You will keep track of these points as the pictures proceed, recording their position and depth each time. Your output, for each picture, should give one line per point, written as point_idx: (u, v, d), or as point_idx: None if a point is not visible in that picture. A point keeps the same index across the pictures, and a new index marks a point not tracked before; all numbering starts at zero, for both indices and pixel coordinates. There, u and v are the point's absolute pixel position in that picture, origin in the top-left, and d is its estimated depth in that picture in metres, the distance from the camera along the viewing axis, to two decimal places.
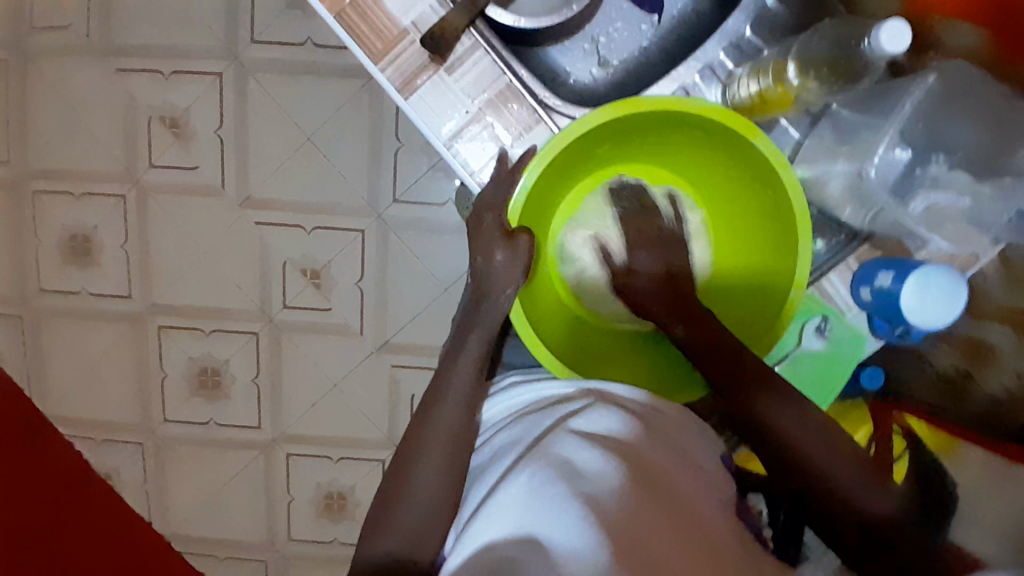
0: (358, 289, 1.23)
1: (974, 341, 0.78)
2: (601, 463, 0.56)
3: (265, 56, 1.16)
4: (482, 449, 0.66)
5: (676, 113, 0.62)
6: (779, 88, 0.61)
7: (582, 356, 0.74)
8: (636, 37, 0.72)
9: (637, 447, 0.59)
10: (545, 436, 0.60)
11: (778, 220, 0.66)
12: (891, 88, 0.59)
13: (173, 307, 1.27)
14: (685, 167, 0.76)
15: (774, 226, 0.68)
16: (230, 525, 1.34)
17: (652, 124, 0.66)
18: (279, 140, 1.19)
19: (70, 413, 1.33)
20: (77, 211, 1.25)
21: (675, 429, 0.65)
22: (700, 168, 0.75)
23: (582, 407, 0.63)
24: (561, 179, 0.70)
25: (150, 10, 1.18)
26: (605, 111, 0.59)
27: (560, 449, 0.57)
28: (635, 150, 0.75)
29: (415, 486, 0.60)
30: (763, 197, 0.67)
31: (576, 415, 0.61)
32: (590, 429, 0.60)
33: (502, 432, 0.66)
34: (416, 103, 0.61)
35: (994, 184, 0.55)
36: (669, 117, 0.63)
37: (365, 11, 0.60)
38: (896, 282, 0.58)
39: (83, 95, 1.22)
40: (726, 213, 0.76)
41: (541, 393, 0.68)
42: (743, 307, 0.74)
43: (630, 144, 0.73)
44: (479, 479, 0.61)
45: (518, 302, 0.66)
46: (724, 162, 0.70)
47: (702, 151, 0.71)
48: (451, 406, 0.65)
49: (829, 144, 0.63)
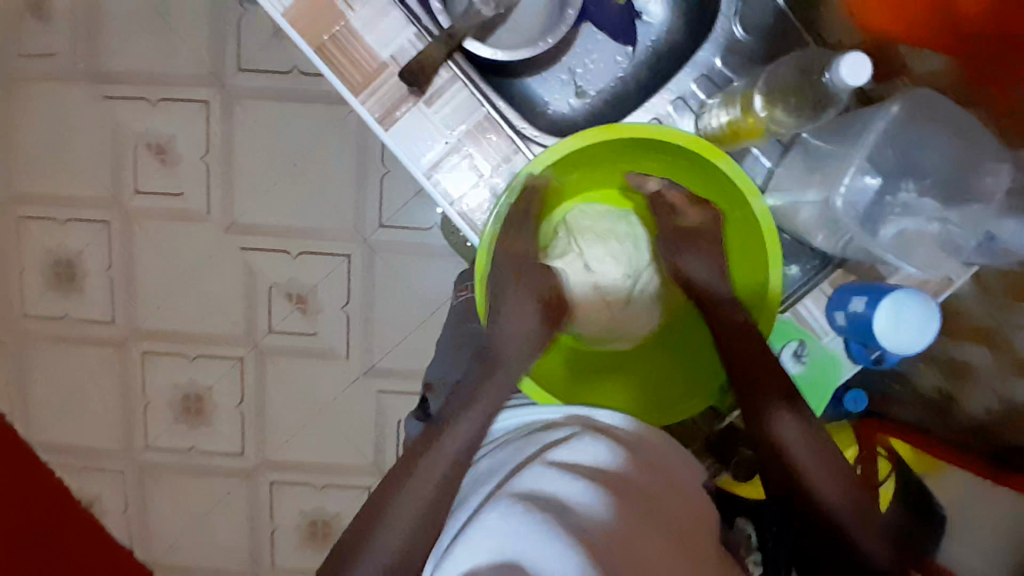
0: (344, 313, 1.23)
1: (953, 362, 0.78)
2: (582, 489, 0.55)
3: (252, 83, 1.17)
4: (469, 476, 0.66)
5: (649, 141, 0.64)
6: (748, 120, 0.62)
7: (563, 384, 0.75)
8: (612, 68, 0.74)
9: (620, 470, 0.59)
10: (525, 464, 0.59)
11: (747, 242, 0.68)
12: (854, 119, 0.60)
13: (157, 332, 1.26)
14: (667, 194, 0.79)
15: (743, 247, 0.69)
16: (212, 554, 1.32)
17: (619, 151, 0.68)
18: (265, 166, 1.20)
19: (51, 439, 1.31)
20: (62, 236, 1.25)
21: (661, 453, 0.65)
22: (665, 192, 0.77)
23: (560, 439, 0.62)
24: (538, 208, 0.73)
25: (138, 37, 1.19)
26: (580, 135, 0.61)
27: (540, 477, 0.57)
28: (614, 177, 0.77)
29: (405, 509, 0.60)
30: (731, 219, 0.69)
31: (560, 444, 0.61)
32: (572, 457, 0.59)
33: (489, 457, 0.66)
34: (396, 135, 0.62)
35: (962, 210, 0.57)
36: (640, 145, 0.65)
37: (344, 46, 0.61)
38: (868, 307, 0.58)
39: (70, 121, 1.23)
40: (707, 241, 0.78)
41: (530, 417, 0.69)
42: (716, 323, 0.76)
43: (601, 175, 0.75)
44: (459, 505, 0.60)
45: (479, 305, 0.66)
46: (694, 188, 0.72)
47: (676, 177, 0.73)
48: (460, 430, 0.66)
49: (801, 174, 0.63)
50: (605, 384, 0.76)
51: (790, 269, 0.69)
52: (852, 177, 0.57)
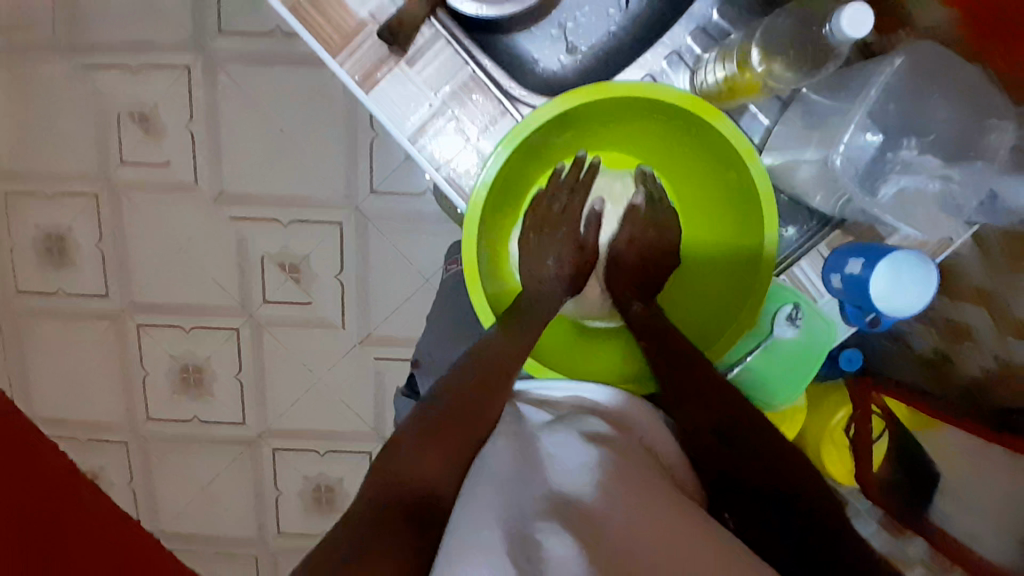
0: (338, 282, 1.22)
1: (954, 324, 0.77)
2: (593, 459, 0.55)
3: (234, 46, 1.14)
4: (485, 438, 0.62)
5: (640, 99, 0.61)
6: (745, 75, 0.59)
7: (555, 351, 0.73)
8: (604, 23, 0.70)
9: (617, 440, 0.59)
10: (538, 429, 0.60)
11: (742, 204, 0.66)
12: (854, 74, 0.58)
13: (152, 305, 1.26)
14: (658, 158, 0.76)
15: (738, 209, 0.67)
16: (219, 521, 1.34)
17: (613, 110, 0.65)
18: (252, 134, 1.17)
19: (53, 414, 1.32)
20: (49, 210, 1.23)
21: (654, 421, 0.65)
22: (660, 155, 0.75)
23: (561, 415, 0.62)
24: (524, 173, 0.70)
25: (115, 1, 1.15)
26: (574, 94, 0.59)
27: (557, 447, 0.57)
28: (604, 139, 0.73)
29: (437, 437, 0.59)
30: (726, 182, 0.67)
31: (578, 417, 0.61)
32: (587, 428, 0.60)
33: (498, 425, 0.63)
34: (378, 98, 0.60)
35: (964, 168, 0.55)
36: (630, 103, 0.63)
37: (320, 4, 0.59)
38: (866, 269, 0.57)
39: (51, 91, 1.20)
40: (697, 206, 0.76)
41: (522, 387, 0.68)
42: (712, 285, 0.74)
43: (593, 139, 0.73)
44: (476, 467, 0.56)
45: (469, 262, 0.63)
46: (686, 149, 0.69)
47: (667, 138, 0.70)
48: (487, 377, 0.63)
49: (798, 130, 0.61)
50: (600, 350, 0.76)
51: (785, 230, 0.67)
52: (851, 136, 0.55)
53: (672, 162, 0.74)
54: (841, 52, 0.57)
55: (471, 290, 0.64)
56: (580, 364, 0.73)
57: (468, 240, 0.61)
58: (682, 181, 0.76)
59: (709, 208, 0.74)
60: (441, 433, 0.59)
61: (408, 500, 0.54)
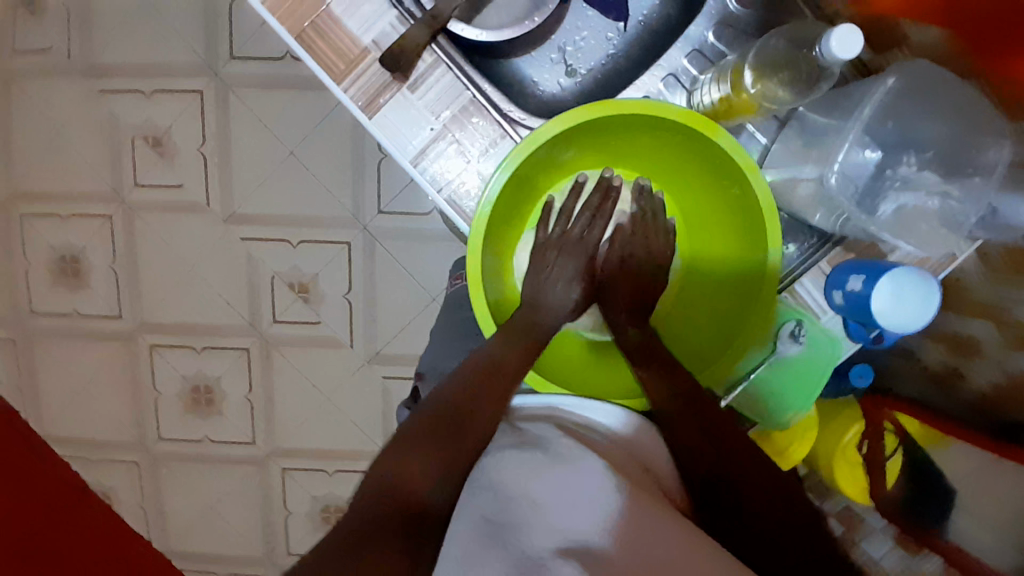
0: (346, 301, 1.23)
1: (959, 339, 0.76)
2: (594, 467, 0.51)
3: (244, 71, 1.16)
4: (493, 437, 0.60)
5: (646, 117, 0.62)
6: (741, 97, 0.59)
7: (563, 369, 0.73)
8: (603, 45, 0.71)
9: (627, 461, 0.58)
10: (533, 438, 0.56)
11: (744, 219, 0.66)
12: (847, 92, 0.59)
13: (163, 325, 1.27)
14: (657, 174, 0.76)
15: (739, 224, 0.67)
16: (228, 540, 1.34)
17: (612, 127, 0.66)
18: (261, 156, 1.19)
19: (66, 433, 1.34)
20: (65, 232, 1.26)
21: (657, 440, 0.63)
22: (661, 169, 0.75)
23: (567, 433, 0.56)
24: (529, 185, 0.70)
25: (130, 29, 1.18)
26: (571, 112, 0.59)
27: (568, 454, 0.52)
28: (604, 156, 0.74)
29: (436, 453, 0.57)
30: (728, 196, 0.67)
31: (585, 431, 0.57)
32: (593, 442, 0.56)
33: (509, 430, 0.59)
34: (381, 122, 0.61)
35: (964, 184, 0.55)
36: (636, 120, 0.63)
37: (324, 31, 0.60)
38: (866, 286, 0.56)
39: (67, 116, 1.23)
40: (695, 221, 0.76)
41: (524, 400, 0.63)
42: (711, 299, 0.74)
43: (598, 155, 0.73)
44: (490, 474, 0.53)
45: (472, 278, 0.62)
46: (688, 163, 0.70)
47: (668, 154, 0.70)
48: (489, 399, 0.61)
49: (796, 148, 0.61)
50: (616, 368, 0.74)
51: (787, 247, 0.66)
52: (847, 153, 0.55)
53: (673, 176, 0.74)
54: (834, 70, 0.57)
55: (473, 301, 0.64)
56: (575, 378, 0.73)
57: (473, 256, 0.61)
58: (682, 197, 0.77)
59: (709, 224, 0.74)
60: (440, 452, 0.57)
61: (386, 516, 0.53)
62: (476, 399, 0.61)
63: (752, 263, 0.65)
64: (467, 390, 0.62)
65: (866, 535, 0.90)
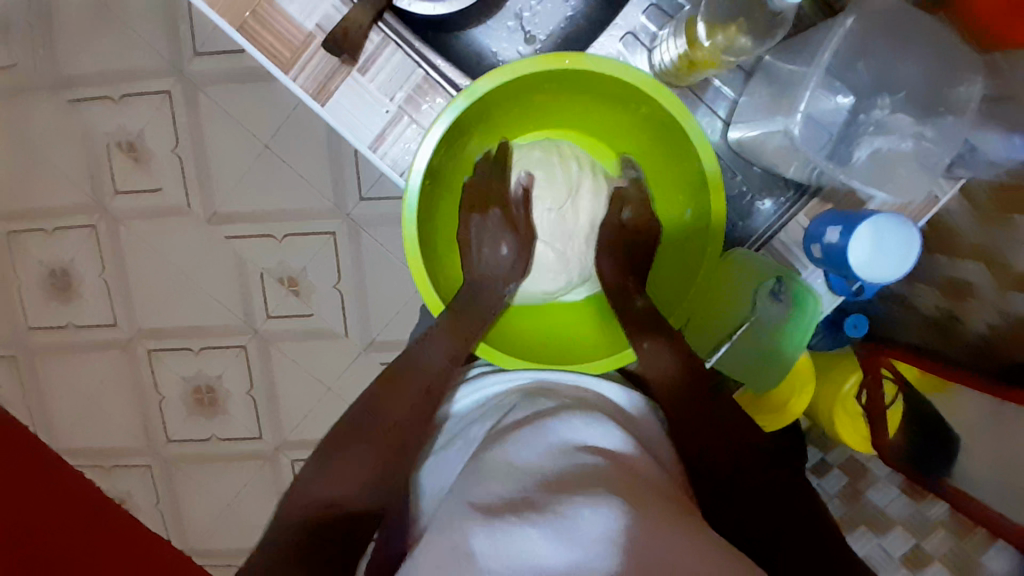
0: (337, 291, 1.22)
1: (953, 283, 0.74)
2: (586, 463, 0.52)
3: (211, 67, 1.14)
4: (476, 426, 0.65)
5: (594, 77, 0.61)
6: (698, 53, 0.56)
7: (524, 341, 0.72)
8: (560, 8, 0.69)
9: (613, 445, 0.56)
10: (522, 429, 0.58)
11: (685, 162, 0.64)
12: (807, 36, 0.56)
13: (159, 330, 1.27)
14: (589, 121, 0.75)
15: (682, 165, 0.65)
16: (245, 536, 1.35)
17: (543, 84, 0.65)
18: (236, 153, 1.17)
19: (76, 444, 1.35)
20: (51, 246, 1.25)
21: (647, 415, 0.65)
22: (606, 120, 0.73)
23: (561, 420, 0.57)
24: (462, 147, 0.69)
25: (90, 35, 1.16)
26: (506, 68, 0.59)
27: (560, 457, 0.53)
28: (530, 119, 0.74)
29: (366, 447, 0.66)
30: (667, 145, 0.66)
31: (577, 421, 0.57)
32: (585, 437, 0.56)
33: (512, 415, 0.62)
34: (334, 109, 0.59)
35: (936, 123, 0.53)
36: (580, 79, 0.63)
37: (266, 20, 0.58)
38: (843, 239, 0.55)
39: (40, 130, 1.22)
40: (647, 171, 0.74)
41: (514, 378, 0.68)
42: (676, 247, 0.71)
43: (536, 109, 0.72)
44: (488, 472, 0.53)
45: (407, 245, 0.63)
46: (634, 123, 0.69)
47: (598, 104, 0.69)
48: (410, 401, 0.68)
49: (764, 98, 0.58)
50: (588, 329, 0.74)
51: (762, 204, 0.65)
52: (813, 98, 0.52)
53: (619, 128, 0.72)
54: (789, 15, 0.55)
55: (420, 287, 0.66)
56: (539, 345, 0.72)
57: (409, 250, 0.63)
58: (626, 148, 0.76)
59: (658, 170, 0.72)
60: (367, 449, 0.66)
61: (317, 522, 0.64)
62: (393, 399, 0.68)
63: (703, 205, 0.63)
64: (390, 385, 0.69)
65: (872, 487, 0.86)
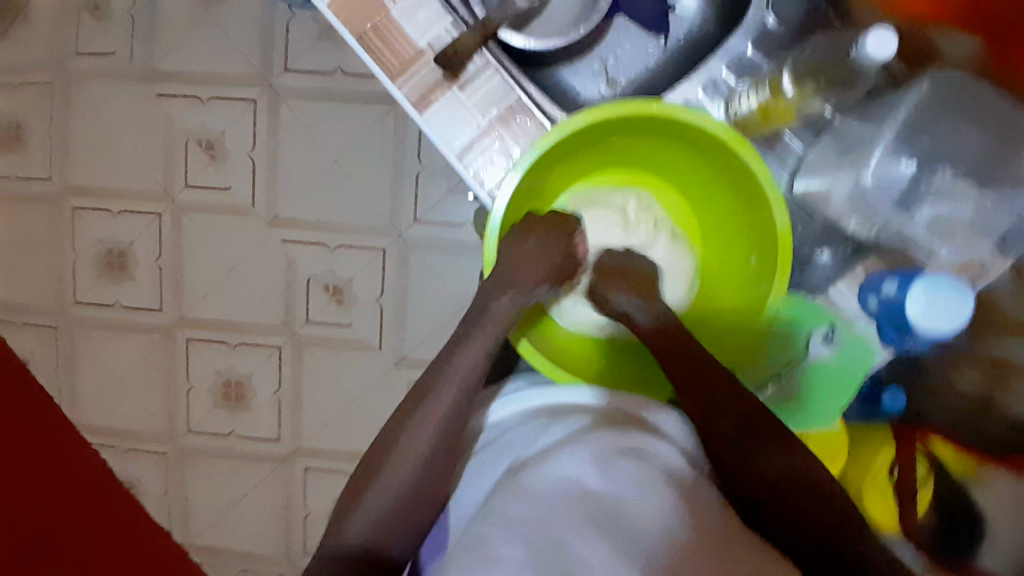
0: (378, 304, 1.26)
1: (999, 360, 0.75)
2: (620, 470, 0.55)
3: (297, 82, 1.22)
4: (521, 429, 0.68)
5: (681, 125, 0.66)
6: (779, 103, 0.64)
7: (579, 362, 0.77)
8: (643, 56, 0.76)
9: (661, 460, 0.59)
10: (561, 441, 0.61)
11: (753, 216, 0.69)
12: (881, 102, 0.62)
13: (200, 320, 1.31)
14: (663, 172, 0.81)
15: (749, 216, 0.70)
16: (247, 538, 1.35)
17: (624, 129, 0.70)
18: (306, 163, 1.24)
19: (98, 420, 1.37)
20: (113, 227, 1.32)
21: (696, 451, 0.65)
22: (679, 173, 0.79)
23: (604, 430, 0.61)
24: (549, 178, 0.75)
25: (190, 39, 1.25)
26: (598, 109, 0.63)
27: (606, 461, 0.56)
28: (603, 161, 0.80)
29: (395, 464, 0.65)
30: (735, 198, 0.72)
31: (623, 433, 0.61)
32: (631, 447, 0.59)
33: (558, 423, 0.65)
34: (432, 119, 0.65)
35: (999, 192, 0.58)
36: (666, 127, 0.68)
37: (384, 33, 0.64)
38: (901, 292, 0.59)
39: (124, 118, 1.30)
40: (708, 220, 0.80)
41: (576, 396, 0.69)
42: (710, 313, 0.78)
43: (620, 153, 0.78)
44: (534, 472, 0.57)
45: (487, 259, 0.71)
46: (707, 174, 0.74)
47: (678, 154, 0.75)
48: (431, 415, 0.67)
49: (830, 154, 0.64)
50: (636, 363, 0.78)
51: (820, 255, 0.69)
52: (881, 160, 0.60)
53: (691, 181, 0.79)
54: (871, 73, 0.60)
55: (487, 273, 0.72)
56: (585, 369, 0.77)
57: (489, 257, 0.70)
58: (688, 194, 0.81)
59: (720, 220, 0.78)
60: (393, 471, 0.65)
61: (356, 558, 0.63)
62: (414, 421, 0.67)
63: (767, 250, 0.67)
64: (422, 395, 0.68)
65: None
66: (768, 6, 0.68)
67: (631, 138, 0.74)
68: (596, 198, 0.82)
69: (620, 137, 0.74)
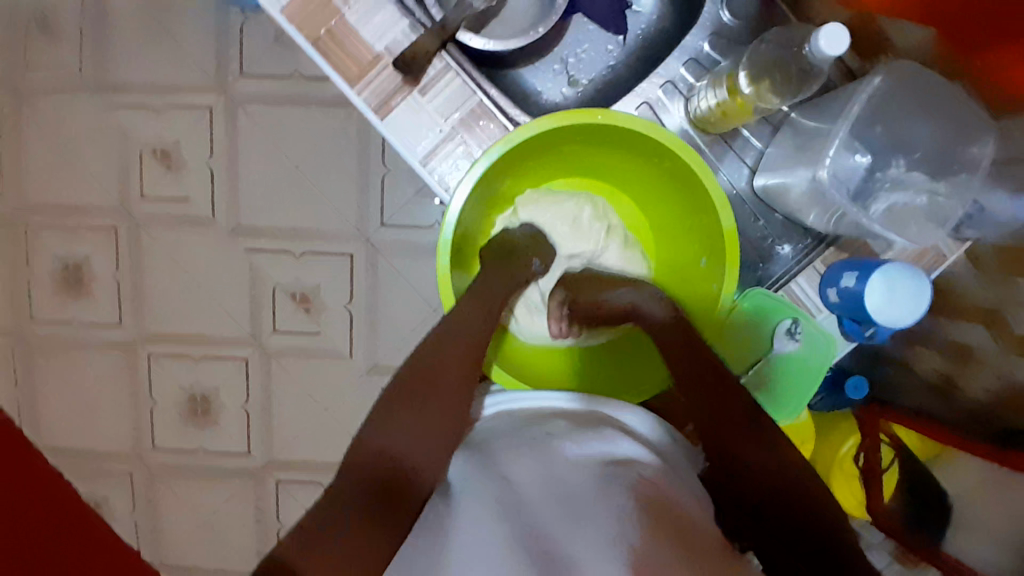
0: (347, 311, 1.24)
1: (960, 344, 0.73)
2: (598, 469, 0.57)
3: (256, 87, 1.20)
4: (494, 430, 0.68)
5: (630, 134, 0.66)
6: (736, 100, 0.64)
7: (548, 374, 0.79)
8: (602, 55, 0.76)
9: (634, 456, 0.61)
10: (536, 447, 0.61)
11: (702, 220, 0.70)
12: (837, 95, 0.64)
13: (163, 335, 1.28)
14: (615, 176, 0.81)
15: (698, 219, 0.71)
16: (221, 556, 1.32)
17: (570, 136, 0.70)
18: (267, 169, 1.22)
19: (59, 443, 1.33)
20: (68, 241, 1.27)
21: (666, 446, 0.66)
22: (627, 177, 0.80)
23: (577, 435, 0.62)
24: (500, 185, 0.75)
25: (141, 46, 1.22)
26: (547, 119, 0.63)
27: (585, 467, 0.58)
28: (552, 166, 0.79)
29: (436, 390, 0.68)
30: (685, 202, 0.73)
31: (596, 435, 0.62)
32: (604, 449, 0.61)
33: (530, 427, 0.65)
34: (392, 125, 0.64)
35: (950, 180, 0.59)
36: (615, 136, 0.68)
37: (340, 38, 0.63)
38: (860, 283, 0.60)
39: (75, 129, 1.26)
40: (660, 220, 0.81)
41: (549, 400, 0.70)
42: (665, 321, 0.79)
43: (569, 159, 0.78)
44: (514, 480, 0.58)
45: (440, 274, 0.68)
46: (657, 179, 0.75)
47: (627, 161, 0.76)
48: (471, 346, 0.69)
49: (789, 151, 0.65)
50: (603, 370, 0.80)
51: (781, 248, 0.72)
52: (838, 154, 0.58)
53: (639, 184, 0.79)
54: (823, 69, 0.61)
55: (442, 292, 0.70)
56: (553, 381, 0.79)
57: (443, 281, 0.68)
58: (640, 196, 0.82)
59: (672, 221, 0.79)
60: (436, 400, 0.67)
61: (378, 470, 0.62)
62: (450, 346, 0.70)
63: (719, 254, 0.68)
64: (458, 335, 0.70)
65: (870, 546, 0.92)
66: (723, 4, 0.71)
67: (579, 146, 0.74)
68: (544, 202, 0.80)
69: (570, 145, 0.74)
